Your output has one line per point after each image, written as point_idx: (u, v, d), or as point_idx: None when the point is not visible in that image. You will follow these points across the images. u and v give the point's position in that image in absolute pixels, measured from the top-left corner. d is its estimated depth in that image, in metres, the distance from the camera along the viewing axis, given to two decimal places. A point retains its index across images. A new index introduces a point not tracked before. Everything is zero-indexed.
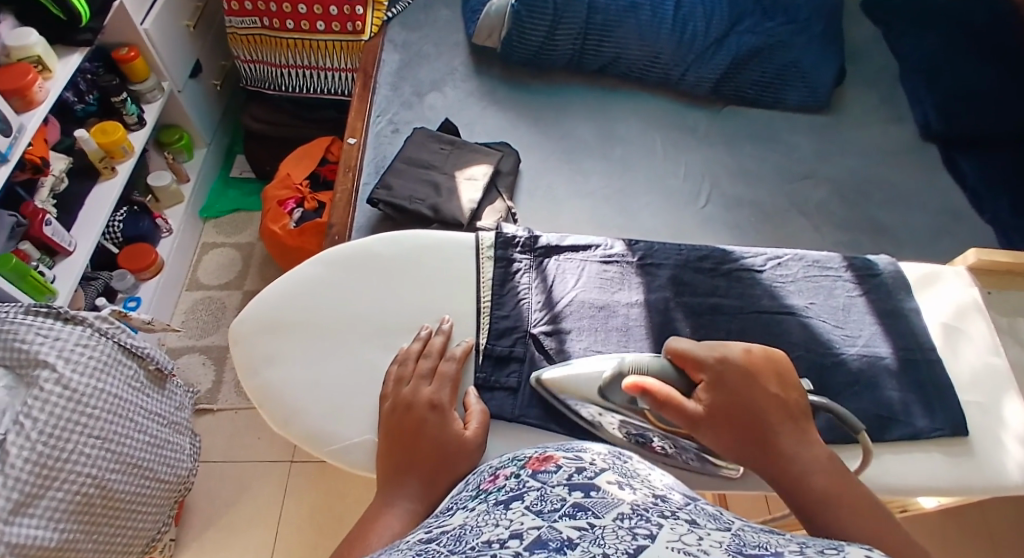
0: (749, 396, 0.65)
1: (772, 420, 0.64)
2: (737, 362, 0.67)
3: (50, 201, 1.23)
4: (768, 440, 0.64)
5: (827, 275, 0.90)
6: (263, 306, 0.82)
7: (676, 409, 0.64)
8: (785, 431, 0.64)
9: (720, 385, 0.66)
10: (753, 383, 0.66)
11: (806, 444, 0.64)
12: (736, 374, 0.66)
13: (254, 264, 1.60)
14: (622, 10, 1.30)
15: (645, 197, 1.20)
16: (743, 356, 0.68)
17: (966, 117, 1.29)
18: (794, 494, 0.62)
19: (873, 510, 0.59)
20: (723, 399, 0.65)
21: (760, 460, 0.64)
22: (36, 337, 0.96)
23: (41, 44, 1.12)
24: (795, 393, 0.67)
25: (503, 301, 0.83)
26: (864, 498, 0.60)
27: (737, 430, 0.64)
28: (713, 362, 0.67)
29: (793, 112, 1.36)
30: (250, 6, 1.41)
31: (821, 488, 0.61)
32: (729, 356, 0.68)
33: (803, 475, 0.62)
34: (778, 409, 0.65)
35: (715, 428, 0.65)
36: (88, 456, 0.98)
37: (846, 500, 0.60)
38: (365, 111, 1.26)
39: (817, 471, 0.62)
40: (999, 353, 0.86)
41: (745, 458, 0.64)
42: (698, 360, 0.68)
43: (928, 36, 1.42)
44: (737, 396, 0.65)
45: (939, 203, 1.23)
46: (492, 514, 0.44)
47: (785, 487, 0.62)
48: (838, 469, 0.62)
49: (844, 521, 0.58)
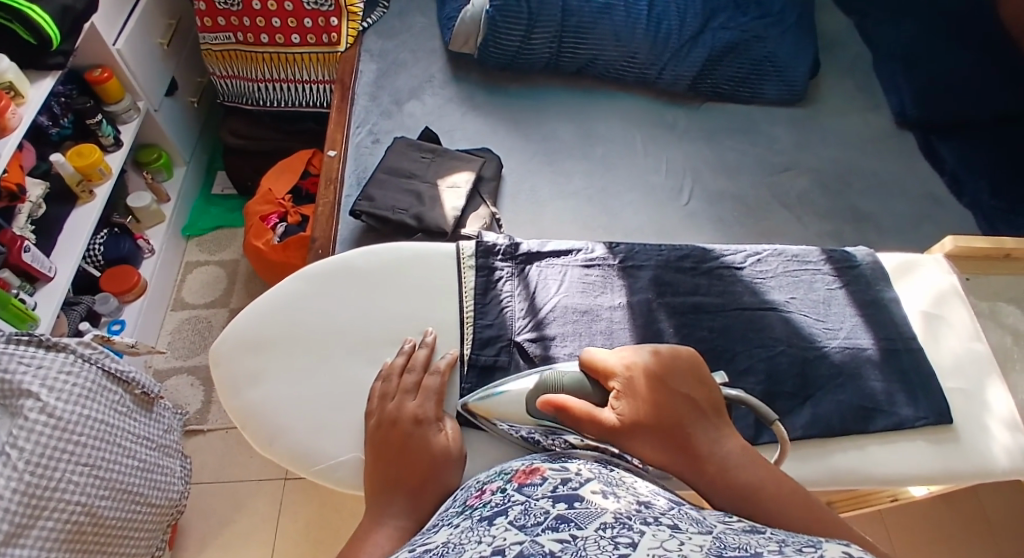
0: (663, 397, 0.66)
1: (690, 420, 0.65)
2: (648, 366, 0.68)
3: (28, 227, 1.22)
4: (690, 441, 0.64)
5: (807, 269, 0.91)
6: (245, 325, 0.81)
7: (592, 423, 0.66)
8: (704, 430, 0.65)
9: (633, 392, 0.67)
10: (665, 386, 0.67)
11: (725, 440, 0.64)
12: (645, 378, 0.68)
13: (238, 281, 1.59)
14: (597, 11, 1.30)
15: (628, 196, 1.20)
16: (652, 359, 0.69)
17: (942, 104, 1.30)
18: (720, 493, 0.61)
19: (801, 501, 0.60)
20: (639, 404, 0.66)
21: (683, 461, 0.63)
22: (19, 366, 0.95)
23: (12, 69, 1.11)
24: (707, 391, 0.68)
25: (486, 310, 0.83)
26: (791, 488, 0.61)
27: (657, 432, 0.64)
28: (622, 370, 0.69)
29: (771, 106, 1.37)
30: (224, 22, 1.40)
31: (747, 482, 0.61)
32: (640, 361, 0.69)
33: (730, 471, 0.62)
34: (695, 407, 0.66)
35: (637, 435, 0.65)
36: (77, 484, 0.97)
37: (775, 493, 0.60)
38: (344, 122, 1.26)
39: (742, 465, 0.62)
40: (981, 338, 0.87)
41: (672, 463, 0.64)
42: (608, 370, 0.70)
43: (901, 24, 1.43)
44: (652, 401, 0.66)
45: (918, 191, 1.24)
46: (476, 531, 0.44)
47: (713, 486, 0.62)
48: (761, 461, 0.63)
49: (777, 514, 0.59)
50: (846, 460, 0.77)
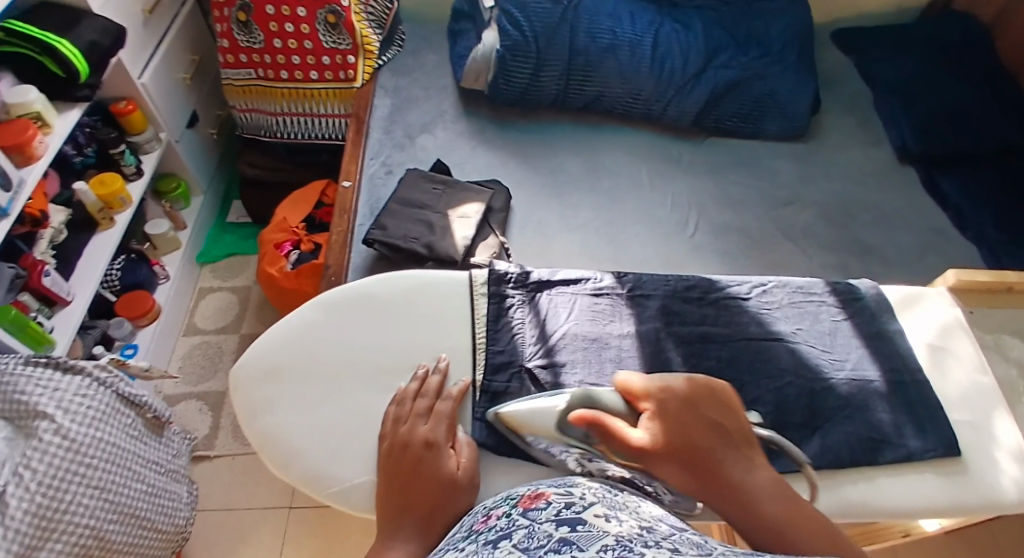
0: (695, 423, 0.67)
1: (718, 447, 0.66)
2: (680, 392, 0.70)
3: (49, 253, 1.25)
4: (717, 466, 0.64)
5: (813, 301, 0.92)
6: (263, 350, 0.83)
7: (624, 442, 0.66)
8: (734, 459, 0.65)
9: (665, 414, 0.67)
10: (698, 411, 0.68)
11: (754, 470, 0.65)
12: (678, 403, 0.68)
13: (250, 307, 1.62)
14: (603, 50, 1.35)
15: (635, 228, 1.23)
16: (686, 385, 0.70)
17: (942, 140, 1.32)
18: (746, 521, 0.62)
19: (827, 534, 0.60)
20: (671, 427, 0.66)
21: (711, 487, 0.64)
22: (34, 388, 0.98)
23: (40, 100, 1.15)
24: (739, 421, 0.69)
25: (497, 336, 0.85)
26: (817, 521, 0.61)
27: (686, 456, 0.65)
28: (655, 392, 0.70)
29: (774, 141, 1.40)
30: (245, 58, 1.45)
31: (775, 512, 0.61)
32: (673, 386, 0.70)
33: (755, 499, 0.62)
34: (725, 435, 0.67)
35: (665, 457, 0.65)
36: (87, 507, 0.98)
37: (801, 523, 0.61)
38: (358, 154, 1.29)
39: (767, 495, 0.63)
40: (986, 371, 0.88)
41: (697, 487, 0.64)
42: (641, 391, 0.70)
43: (901, 63, 1.46)
44: (683, 424, 0.67)
45: (922, 225, 1.26)
46: (481, 554, 0.45)
47: (737, 513, 0.63)
48: (788, 492, 0.64)
49: (800, 544, 0.59)
50: (854, 491, 0.77)
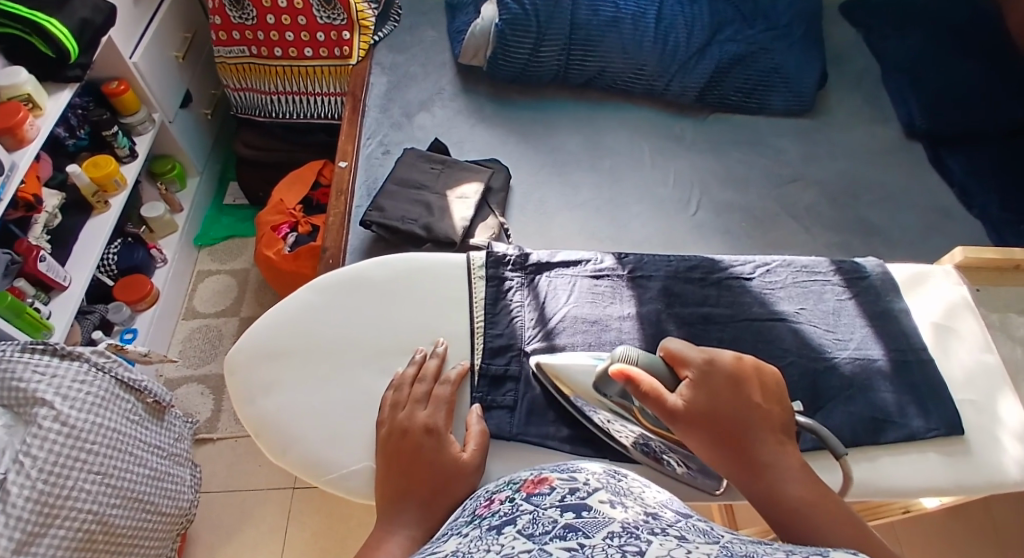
0: (734, 399, 0.65)
1: (755, 428, 0.65)
2: (725, 366, 0.68)
3: (44, 237, 1.24)
4: (746, 445, 0.64)
5: (817, 280, 0.91)
6: (259, 335, 0.82)
7: (660, 403, 0.65)
8: (766, 440, 0.64)
9: (704, 385, 0.66)
10: (739, 389, 0.66)
11: (786, 454, 0.64)
12: (721, 376, 0.67)
13: (249, 290, 1.61)
14: (605, 24, 1.32)
15: (636, 207, 1.21)
16: (733, 361, 0.68)
17: (950, 116, 1.30)
18: (768, 502, 0.62)
19: (851, 523, 0.60)
20: (707, 398, 0.65)
21: (738, 464, 0.64)
22: (33, 375, 0.97)
23: (31, 82, 1.13)
24: (779, 404, 0.67)
25: (496, 320, 0.84)
26: (842, 509, 0.61)
27: (716, 432, 0.64)
28: (700, 362, 0.68)
29: (779, 117, 1.37)
30: (238, 36, 1.42)
31: (798, 496, 0.61)
32: (719, 359, 0.68)
33: (779, 483, 0.62)
34: (763, 417, 0.65)
35: (695, 425, 0.64)
36: (89, 492, 0.98)
37: (824, 509, 0.60)
38: (355, 133, 1.27)
39: (794, 480, 0.62)
40: (991, 349, 0.87)
41: (720, 458, 0.64)
42: (686, 359, 0.68)
43: (908, 35, 1.43)
44: (721, 398, 0.65)
45: (927, 202, 1.24)
46: (484, 540, 0.44)
47: (755, 491, 0.63)
48: (816, 482, 0.63)
49: (818, 533, 0.59)
50: (858, 472, 0.76)
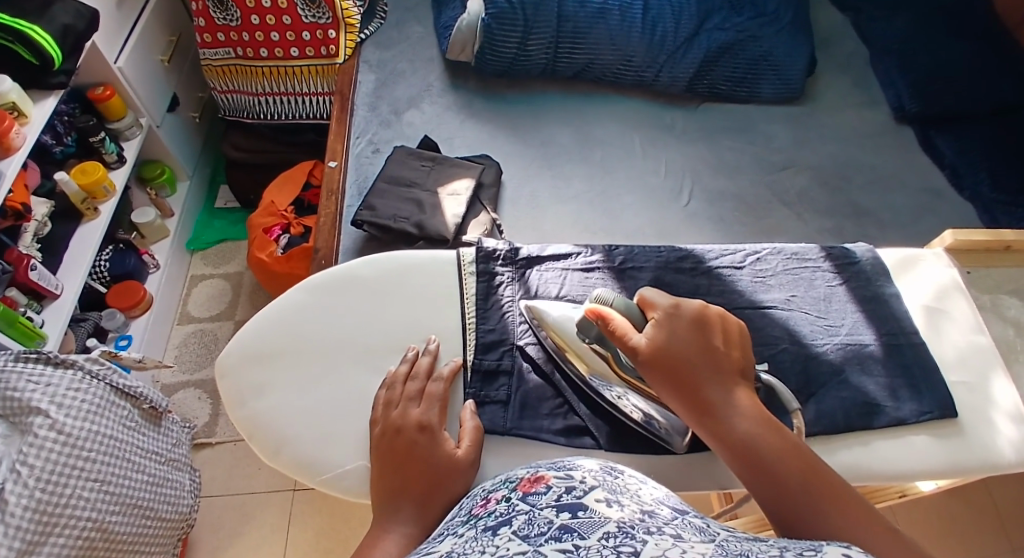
0: (694, 340, 0.66)
1: (711, 368, 0.65)
2: (690, 311, 0.68)
3: (34, 246, 1.23)
4: (700, 383, 0.64)
5: (808, 266, 0.91)
6: (249, 338, 0.82)
7: (624, 341, 0.67)
8: (722, 382, 0.64)
9: (665, 326, 0.67)
10: (699, 331, 0.67)
11: (740, 394, 0.64)
12: (685, 320, 0.67)
13: (243, 293, 1.61)
14: (592, 16, 1.31)
15: (628, 198, 1.21)
16: (699, 308, 0.69)
17: (941, 97, 1.29)
18: (718, 439, 0.63)
19: (802, 463, 0.60)
20: (667, 339, 0.66)
21: (691, 401, 0.64)
22: (27, 384, 0.96)
23: (15, 91, 1.12)
24: (740, 350, 0.67)
25: (487, 315, 0.84)
26: (795, 450, 0.61)
27: (671, 369, 0.65)
28: (667, 307, 0.69)
29: (768, 105, 1.37)
30: (223, 37, 1.42)
31: (748, 434, 0.61)
32: (684, 305, 0.69)
33: (729, 419, 0.62)
34: (721, 358, 0.66)
35: (653, 362, 0.66)
36: (87, 500, 0.98)
37: (773, 446, 0.61)
38: (343, 133, 1.26)
39: (744, 417, 0.62)
40: (983, 330, 0.87)
41: (674, 395, 0.65)
42: (655, 304, 0.70)
43: (897, 18, 1.43)
44: (681, 340, 0.66)
45: (917, 185, 1.24)
46: (480, 541, 0.44)
47: (712, 435, 0.63)
48: (768, 420, 0.63)
49: (764, 466, 0.60)
50: (851, 456, 0.77)
